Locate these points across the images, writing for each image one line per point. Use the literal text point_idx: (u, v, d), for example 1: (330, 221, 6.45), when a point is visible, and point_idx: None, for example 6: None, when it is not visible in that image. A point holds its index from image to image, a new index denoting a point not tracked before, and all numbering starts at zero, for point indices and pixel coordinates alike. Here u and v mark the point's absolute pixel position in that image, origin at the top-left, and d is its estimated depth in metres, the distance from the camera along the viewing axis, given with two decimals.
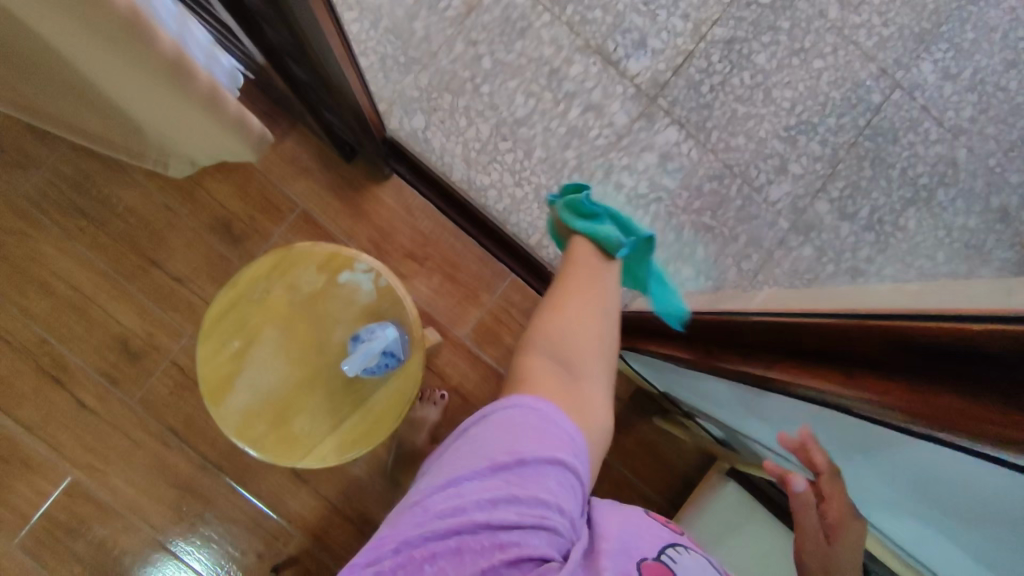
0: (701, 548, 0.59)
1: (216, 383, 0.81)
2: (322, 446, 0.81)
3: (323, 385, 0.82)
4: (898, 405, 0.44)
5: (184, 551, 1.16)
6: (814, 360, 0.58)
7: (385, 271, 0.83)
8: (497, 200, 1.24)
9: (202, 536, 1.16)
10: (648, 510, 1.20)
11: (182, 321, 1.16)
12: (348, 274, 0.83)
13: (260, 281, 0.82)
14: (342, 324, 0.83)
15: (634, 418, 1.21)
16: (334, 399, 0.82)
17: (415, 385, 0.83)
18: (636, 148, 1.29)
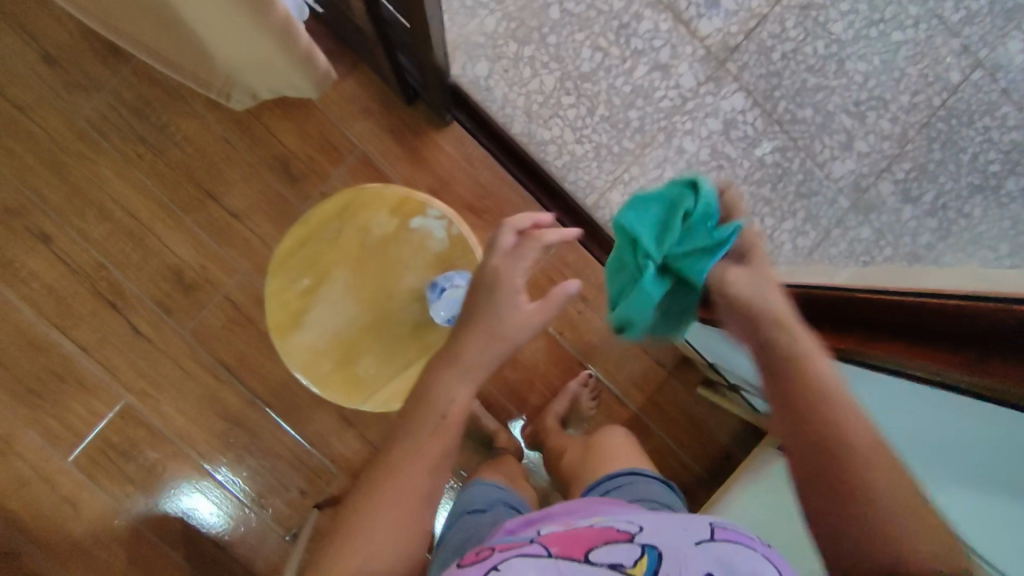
0: (506, 554, 0.54)
1: (284, 320, 0.81)
2: (386, 389, 0.81)
3: (389, 329, 0.82)
4: (945, 367, 0.54)
5: (221, 476, 1.19)
6: (857, 327, 0.67)
7: (457, 219, 0.81)
8: (556, 156, 1.23)
9: (233, 457, 1.19)
10: (682, 477, 1.22)
11: (238, 259, 1.18)
12: (420, 219, 0.82)
13: (332, 221, 0.81)
14: (412, 270, 0.82)
15: (676, 387, 1.23)
16: (400, 343, 0.82)
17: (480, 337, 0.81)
18: (700, 113, 1.25)
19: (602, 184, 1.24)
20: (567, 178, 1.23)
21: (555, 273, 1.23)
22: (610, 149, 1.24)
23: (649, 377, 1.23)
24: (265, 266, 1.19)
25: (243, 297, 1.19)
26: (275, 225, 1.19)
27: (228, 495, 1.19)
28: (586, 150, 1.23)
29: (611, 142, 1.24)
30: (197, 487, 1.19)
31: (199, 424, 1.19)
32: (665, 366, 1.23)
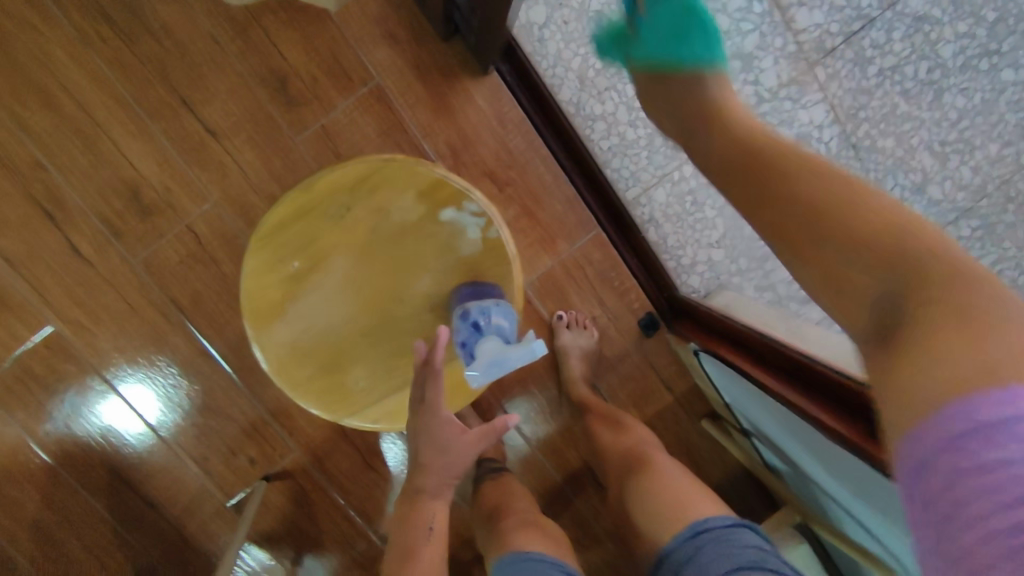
0: None
1: (263, 305, 0.65)
2: (377, 408, 0.68)
3: (392, 338, 0.67)
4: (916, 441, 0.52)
5: (124, 385, 1.03)
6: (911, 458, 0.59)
7: (498, 220, 0.65)
8: (603, 135, 1.05)
9: (145, 371, 1.03)
10: None
11: (208, 185, 0.99)
12: (452, 211, 0.65)
13: (341, 192, 0.63)
14: (431, 272, 0.66)
15: (680, 415, 1.13)
16: (400, 355, 0.67)
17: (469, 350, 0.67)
18: (775, 119, 1.08)
19: (648, 177, 1.07)
20: (610, 164, 1.06)
21: (575, 269, 1.08)
22: (665, 140, 1.06)
23: (653, 400, 1.12)
24: (241, 201, 0.99)
25: (208, 231, 1.00)
26: (260, 154, 0.99)
27: (140, 416, 1.04)
28: (638, 136, 1.06)
29: None
30: (132, 436, 1.04)
31: (139, 366, 1.02)
32: (673, 391, 1.12)
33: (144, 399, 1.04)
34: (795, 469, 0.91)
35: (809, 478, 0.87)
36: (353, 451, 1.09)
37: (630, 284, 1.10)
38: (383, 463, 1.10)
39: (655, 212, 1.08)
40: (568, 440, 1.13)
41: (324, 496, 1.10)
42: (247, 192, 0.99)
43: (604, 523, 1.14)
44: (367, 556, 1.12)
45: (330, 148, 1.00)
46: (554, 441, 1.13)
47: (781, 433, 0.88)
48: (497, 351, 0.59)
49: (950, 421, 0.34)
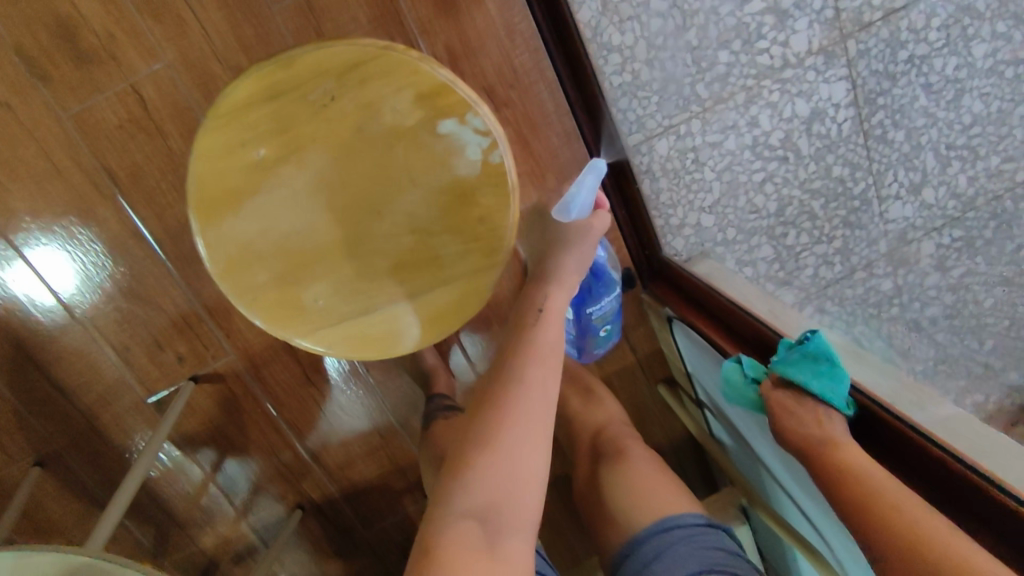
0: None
1: (215, 195, 0.56)
2: (331, 331, 0.61)
3: (361, 258, 0.59)
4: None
5: (32, 249, 0.91)
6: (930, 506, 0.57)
7: (503, 143, 0.57)
8: (616, 70, 0.95)
9: (62, 239, 0.91)
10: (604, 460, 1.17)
11: (159, 40, 0.84)
12: (452, 124, 0.56)
13: (323, 77, 0.53)
14: (416, 190, 0.57)
15: (637, 375, 1.14)
16: (370, 276, 0.59)
17: (451, 285, 0.61)
18: (795, 88, 1.01)
19: (653, 126, 0.99)
20: (617, 103, 0.96)
21: None
22: (680, 89, 0.98)
23: (614, 358, 1.12)
24: (199, 67, 0.85)
25: (155, 96, 0.86)
26: (228, 16, 0.84)
27: (50, 287, 0.93)
28: (653, 78, 0.96)
29: (685, 80, 0.98)
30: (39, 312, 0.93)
31: (54, 233, 0.90)
32: (635, 349, 1.12)
33: (58, 270, 0.92)
34: (749, 453, 0.94)
35: (762, 465, 0.91)
36: (293, 367, 1.02)
37: (614, 235, 1.04)
38: (324, 382, 1.03)
39: (654, 165, 1.01)
40: None
41: (255, 406, 1.03)
42: (207, 58, 0.85)
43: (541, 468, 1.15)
44: (295, 470, 1.08)
45: (311, 26, 0.86)
46: None
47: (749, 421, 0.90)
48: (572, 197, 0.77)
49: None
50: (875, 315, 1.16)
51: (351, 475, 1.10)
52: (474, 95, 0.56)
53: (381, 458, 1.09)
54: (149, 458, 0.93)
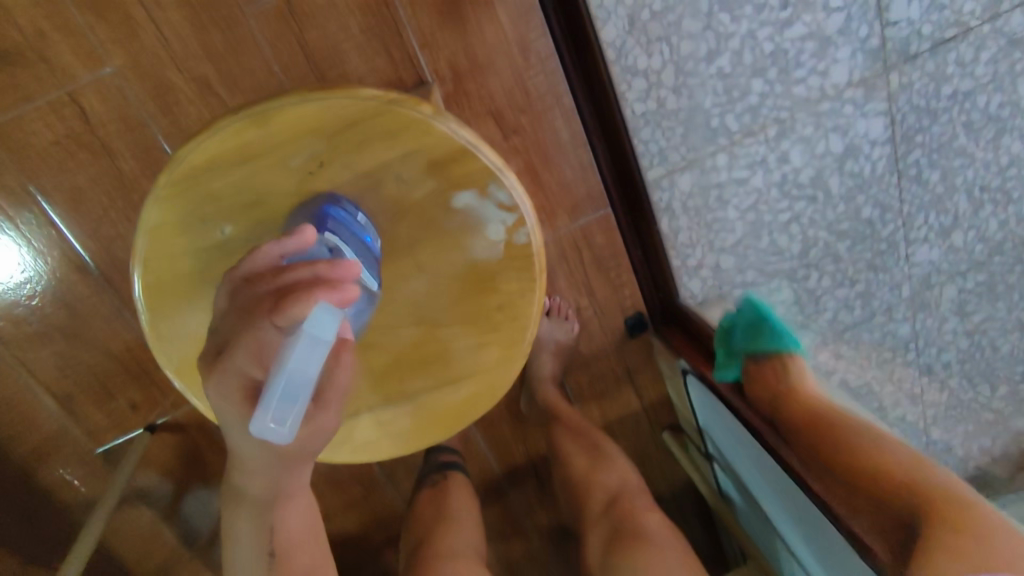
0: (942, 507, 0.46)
1: (171, 278, 0.44)
2: None
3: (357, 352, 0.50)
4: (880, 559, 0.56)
5: None
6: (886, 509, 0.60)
7: (532, 222, 0.46)
8: (640, 97, 0.83)
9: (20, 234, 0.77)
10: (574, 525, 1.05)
11: (105, 42, 0.70)
12: (469, 198, 0.45)
13: (311, 138, 0.42)
14: (423, 276, 0.48)
15: (641, 421, 1.05)
16: (369, 369, 0.51)
17: (465, 381, 0.51)
18: (830, 123, 0.92)
19: (677, 159, 0.87)
20: (640, 134, 0.85)
21: (568, 253, 0.91)
22: (710, 120, 0.87)
23: (618, 404, 1.04)
24: (153, 75, 0.72)
25: (103, 109, 0.72)
26: (192, 18, 0.70)
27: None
28: (679, 106, 0.85)
29: (714, 111, 0.86)
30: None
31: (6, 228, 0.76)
32: (641, 397, 1.03)
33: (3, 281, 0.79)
34: (758, 515, 0.88)
35: (773, 530, 0.84)
36: None
37: (627, 277, 0.95)
38: None
39: (673, 198, 0.89)
40: (518, 434, 1.01)
41: None
42: (164, 65, 0.72)
43: (535, 518, 1.07)
44: None
45: (292, 33, 0.73)
46: (503, 433, 1.00)
47: (761, 483, 0.83)
48: (307, 375, 0.35)
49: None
50: (887, 359, 1.10)
51: (326, 530, 0.99)
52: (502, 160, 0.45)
53: (358, 512, 0.99)
54: (105, 507, 0.79)
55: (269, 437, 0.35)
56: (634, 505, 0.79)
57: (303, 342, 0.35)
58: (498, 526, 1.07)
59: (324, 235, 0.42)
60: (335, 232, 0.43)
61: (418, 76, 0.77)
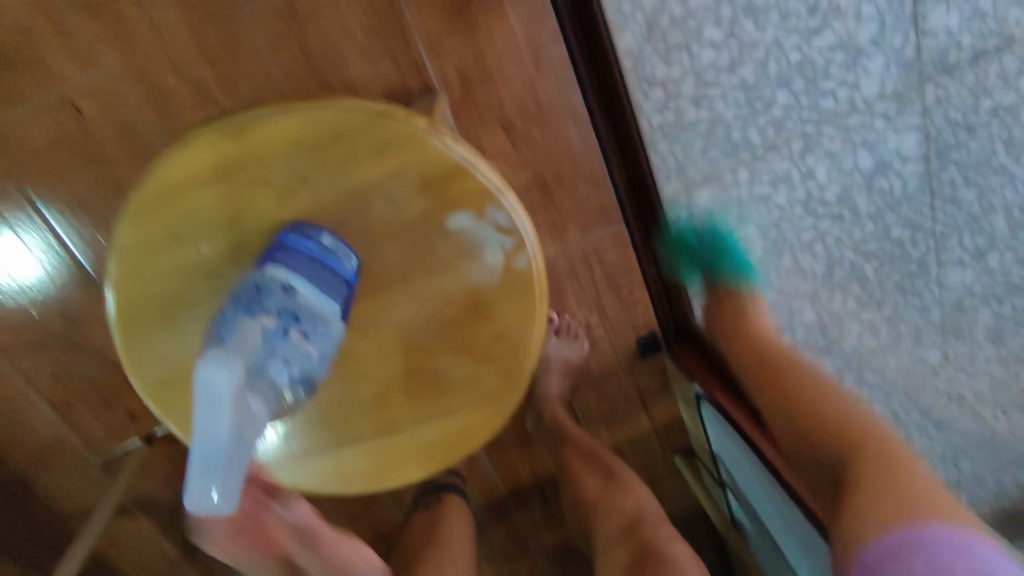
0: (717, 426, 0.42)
1: (141, 301, 0.42)
2: (306, 465, 0.49)
3: (344, 381, 0.47)
4: None
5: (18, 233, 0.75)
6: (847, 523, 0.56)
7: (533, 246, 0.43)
8: (658, 107, 0.79)
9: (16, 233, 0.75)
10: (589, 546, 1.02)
11: (104, 47, 0.68)
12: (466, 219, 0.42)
13: (293, 152, 0.39)
14: (410, 303, 0.45)
15: (653, 444, 1.01)
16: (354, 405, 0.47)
17: (458, 412, 0.48)
18: (859, 138, 0.87)
19: (694, 173, 0.83)
20: (656, 146, 0.81)
21: (579, 270, 0.87)
22: (732, 133, 0.83)
23: (629, 427, 0.99)
24: (152, 81, 0.70)
25: (100, 114, 0.70)
26: (192, 21, 0.68)
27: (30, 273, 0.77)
28: (699, 118, 0.81)
29: (735, 124, 0.83)
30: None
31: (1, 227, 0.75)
32: (653, 419, 0.99)
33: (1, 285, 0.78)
34: (776, 556, 0.81)
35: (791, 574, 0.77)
36: None
37: (641, 296, 0.90)
38: None
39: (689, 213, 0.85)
40: (523, 454, 0.97)
41: None
42: (163, 70, 0.70)
43: (540, 540, 1.04)
44: None
45: (294, 37, 0.70)
46: (508, 453, 0.97)
47: (779, 522, 0.77)
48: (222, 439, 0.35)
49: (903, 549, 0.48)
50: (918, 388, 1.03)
51: None
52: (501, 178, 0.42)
53: (358, 529, 0.96)
54: (99, 521, 0.77)
55: (203, 505, 0.36)
56: (654, 533, 0.73)
57: (200, 399, 0.34)
58: (501, 548, 1.03)
59: (269, 268, 0.39)
60: (282, 263, 0.39)
61: (424, 83, 0.74)
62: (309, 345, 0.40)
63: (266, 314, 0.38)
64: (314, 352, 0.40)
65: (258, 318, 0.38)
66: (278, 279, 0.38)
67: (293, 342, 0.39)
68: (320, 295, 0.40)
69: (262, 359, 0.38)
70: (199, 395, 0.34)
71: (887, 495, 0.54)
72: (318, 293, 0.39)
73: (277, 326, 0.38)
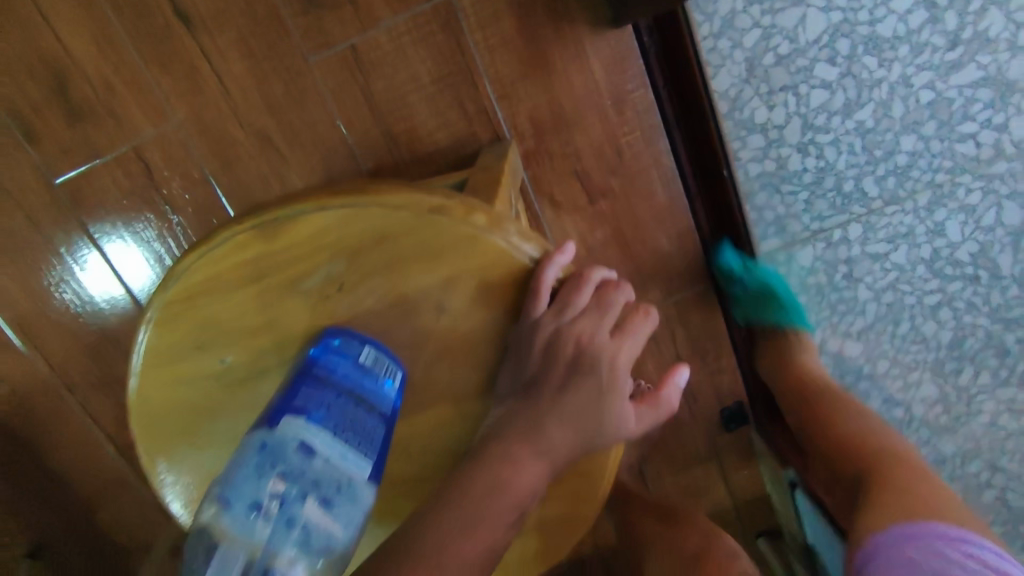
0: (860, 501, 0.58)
1: (164, 413, 0.37)
2: None
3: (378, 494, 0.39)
4: None
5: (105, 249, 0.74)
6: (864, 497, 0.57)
7: (617, 353, 0.35)
8: (756, 158, 0.71)
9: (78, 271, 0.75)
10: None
11: (170, 95, 0.67)
12: (549, 331, 0.35)
13: (329, 257, 0.33)
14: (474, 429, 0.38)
15: (733, 520, 0.90)
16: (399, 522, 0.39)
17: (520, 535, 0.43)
18: (1004, 189, 0.73)
19: (798, 230, 0.74)
20: (753, 199, 0.72)
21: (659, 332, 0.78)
22: (844, 184, 0.72)
23: (707, 500, 0.88)
24: (215, 128, 0.68)
25: (164, 163, 0.69)
26: (255, 70, 0.66)
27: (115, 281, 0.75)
28: (805, 167, 0.71)
29: (848, 173, 0.72)
30: (24, 388, 0.79)
31: (55, 262, 0.74)
32: (734, 492, 0.88)
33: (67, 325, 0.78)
34: None
35: None
36: None
37: (728, 362, 0.79)
38: None
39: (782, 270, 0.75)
40: None
41: None
42: (226, 119, 0.67)
43: None
44: None
45: (357, 83, 0.66)
46: None
47: None
48: None
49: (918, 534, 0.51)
50: None
51: None
52: (581, 270, 0.37)
53: None
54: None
55: None
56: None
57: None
58: None
59: (283, 420, 0.31)
60: (299, 402, 0.31)
61: (494, 131, 0.68)
62: (331, 522, 0.30)
63: (274, 480, 0.30)
64: (339, 532, 0.30)
65: (271, 485, 0.29)
66: (294, 439, 0.30)
67: (309, 517, 0.30)
68: (345, 448, 0.31)
69: (263, 555, 0.29)
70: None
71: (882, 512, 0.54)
72: (339, 449, 0.31)
73: (290, 495, 0.30)
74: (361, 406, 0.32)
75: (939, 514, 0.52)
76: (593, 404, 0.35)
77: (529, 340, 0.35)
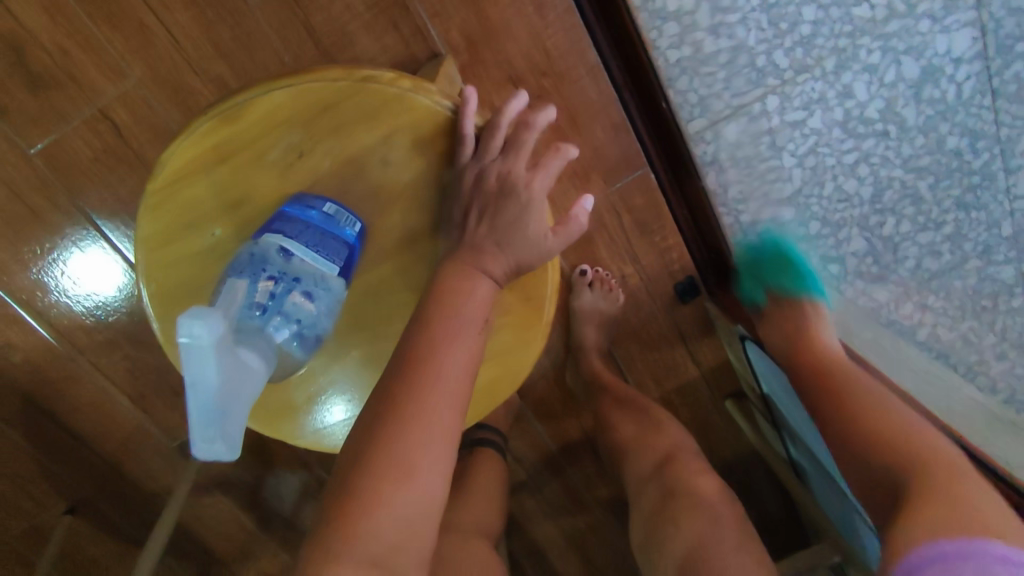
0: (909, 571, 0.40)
1: (168, 286, 0.48)
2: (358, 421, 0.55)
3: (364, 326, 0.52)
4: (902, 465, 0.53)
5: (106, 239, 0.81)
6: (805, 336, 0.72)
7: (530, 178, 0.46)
8: (673, 42, 0.77)
9: (79, 253, 0.82)
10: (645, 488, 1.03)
11: (125, 55, 0.71)
12: (473, 170, 0.45)
13: (283, 132, 0.43)
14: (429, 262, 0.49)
15: (703, 390, 0.99)
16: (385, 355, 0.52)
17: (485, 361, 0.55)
18: (902, 44, 0.80)
19: (720, 107, 0.81)
20: (675, 83, 0.79)
21: (608, 220, 0.86)
22: (757, 59, 0.79)
23: (675, 374, 0.98)
24: (172, 79, 0.73)
25: (130, 120, 0.74)
26: (199, 18, 0.70)
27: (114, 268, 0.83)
28: (720, 47, 0.78)
29: (760, 49, 0.79)
30: (35, 355, 0.85)
31: (47, 231, 0.80)
32: (700, 363, 0.97)
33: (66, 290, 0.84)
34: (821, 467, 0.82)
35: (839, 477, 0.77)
36: None
37: (674, 240, 0.88)
38: None
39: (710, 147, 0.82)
40: (569, 409, 0.98)
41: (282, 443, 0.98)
42: (181, 70, 0.72)
43: (595, 491, 1.04)
44: None
45: (296, 18, 0.71)
46: (553, 407, 0.98)
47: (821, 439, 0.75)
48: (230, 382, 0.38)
49: (920, 562, 0.40)
50: (989, 308, 0.90)
51: None
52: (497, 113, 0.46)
53: None
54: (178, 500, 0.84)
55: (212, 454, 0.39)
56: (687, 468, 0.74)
57: (189, 357, 0.35)
58: (560, 502, 1.05)
59: (265, 236, 0.44)
60: (279, 230, 0.43)
61: (430, 49, 0.74)
62: (313, 304, 0.44)
63: (264, 280, 0.42)
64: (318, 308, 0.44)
65: (262, 281, 0.42)
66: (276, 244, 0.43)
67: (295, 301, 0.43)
68: (316, 255, 0.43)
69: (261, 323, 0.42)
70: (184, 351, 0.35)
71: (920, 500, 0.47)
72: (311, 254, 0.43)
73: (279, 291, 0.43)
74: (327, 236, 0.44)
75: (988, 529, 0.41)
76: (518, 217, 0.45)
77: (460, 180, 0.46)
